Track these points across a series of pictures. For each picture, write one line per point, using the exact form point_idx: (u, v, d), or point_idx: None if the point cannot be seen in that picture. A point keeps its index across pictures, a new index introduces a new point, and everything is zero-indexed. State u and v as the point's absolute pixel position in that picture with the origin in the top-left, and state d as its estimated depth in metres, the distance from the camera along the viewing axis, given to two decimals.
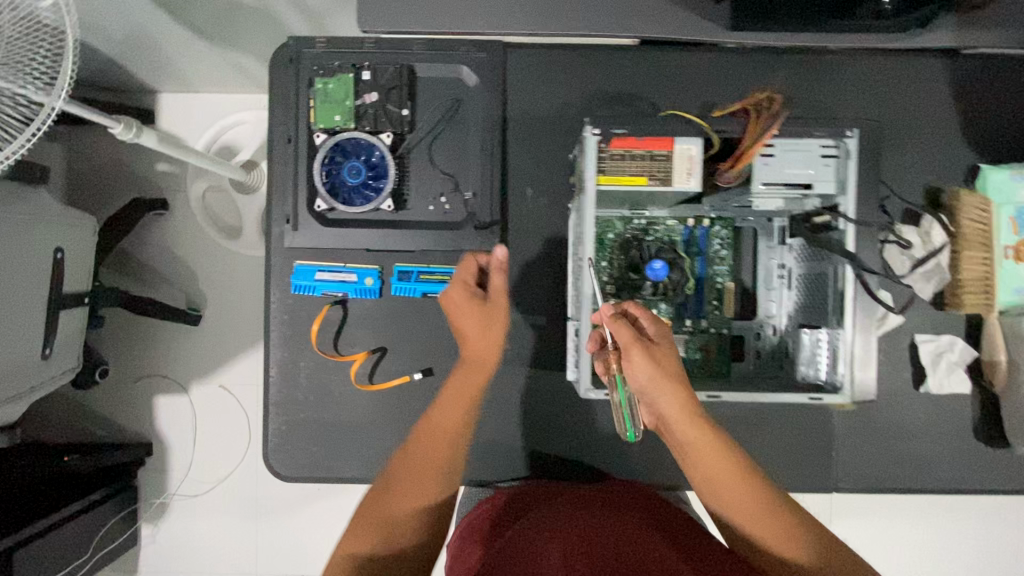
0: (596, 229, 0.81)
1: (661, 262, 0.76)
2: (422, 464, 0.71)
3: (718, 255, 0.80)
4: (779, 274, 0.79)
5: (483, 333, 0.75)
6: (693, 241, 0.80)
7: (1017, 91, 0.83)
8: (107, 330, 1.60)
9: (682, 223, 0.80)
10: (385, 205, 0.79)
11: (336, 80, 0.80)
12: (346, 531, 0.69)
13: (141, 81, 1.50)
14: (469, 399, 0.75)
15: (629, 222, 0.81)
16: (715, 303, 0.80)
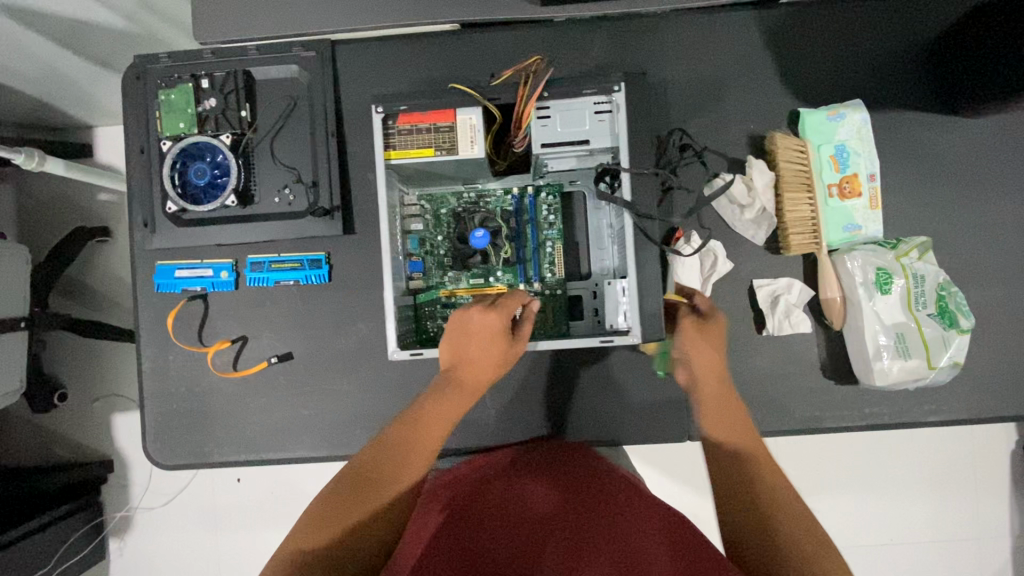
0: (432, 206, 0.85)
1: (482, 230, 0.80)
2: (428, 439, 0.71)
3: (547, 220, 0.84)
4: (608, 232, 0.82)
5: (488, 363, 0.75)
6: (522, 209, 0.84)
7: (829, 36, 0.85)
8: (62, 354, 1.68)
9: (509, 192, 0.84)
10: (229, 200, 0.84)
11: (178, 90, 0.86)
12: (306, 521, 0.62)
13: (74, 118, 1.59)
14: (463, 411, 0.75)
15: (461, 197, 0.85)
16: (549, 265, 0.83)
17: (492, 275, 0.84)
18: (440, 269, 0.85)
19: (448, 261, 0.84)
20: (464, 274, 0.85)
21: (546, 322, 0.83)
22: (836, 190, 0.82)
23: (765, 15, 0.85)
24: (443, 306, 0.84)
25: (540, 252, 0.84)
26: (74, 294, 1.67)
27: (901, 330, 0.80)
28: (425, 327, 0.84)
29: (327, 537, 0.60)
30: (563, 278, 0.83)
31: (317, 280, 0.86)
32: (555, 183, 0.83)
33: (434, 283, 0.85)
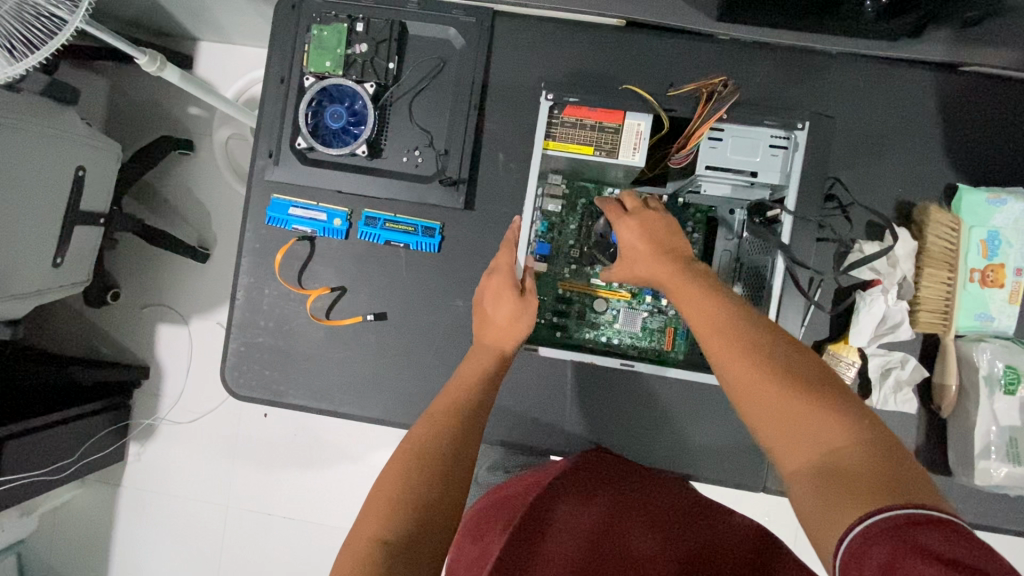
0: (571, 194, 0.83)
1: None
2: (463, 401, 0.69)
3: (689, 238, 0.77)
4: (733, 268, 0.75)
5: (512, 326, 0.74)
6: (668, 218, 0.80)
7: (1004, 115, 0.81)
8: (122, 256, 1.70)
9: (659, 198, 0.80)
10: (360, 150, 0.83)
11: (331, 28, 0.84)
12: (364, 515, 0.58)
13: (182, 27, 1.59)
14: (490, 374, 0.72)
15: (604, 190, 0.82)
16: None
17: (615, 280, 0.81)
18: (563, 258, 0.82)
19: (576, 253, 0.82)
20: (589, 269, 0.81)
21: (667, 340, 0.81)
22: (978, 275, 0.78)
23: (945, 79, 0.81)
24: (557, 298, 0.82)
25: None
26: (146, 199, 1.69)
27: (1015, 434, 0.76)
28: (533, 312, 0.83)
29: (404, 522, 0.56)
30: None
31: (427, 248, 0.85)
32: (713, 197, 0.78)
33: (554, 269, 0.82)
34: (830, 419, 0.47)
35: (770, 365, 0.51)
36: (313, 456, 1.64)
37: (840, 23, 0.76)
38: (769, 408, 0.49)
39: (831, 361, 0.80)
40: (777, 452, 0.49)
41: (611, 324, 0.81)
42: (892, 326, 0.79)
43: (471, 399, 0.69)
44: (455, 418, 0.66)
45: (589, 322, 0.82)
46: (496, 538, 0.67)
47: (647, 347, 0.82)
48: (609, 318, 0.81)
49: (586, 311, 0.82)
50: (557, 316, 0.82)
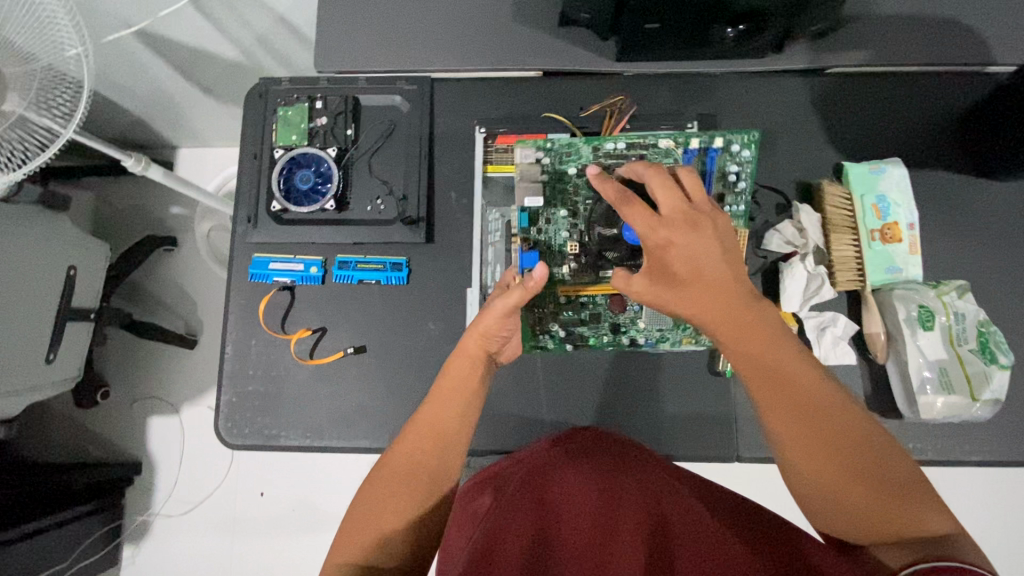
0: (559, 163, 0.90)
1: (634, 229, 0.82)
2: (451, 395, 0.79)
3: (730, 183, 0.89)
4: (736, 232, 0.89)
5: (495, 340, 0.79)
6: (699, 165, 0.89)
7: (868, 102, 0.96)
8: (112, 354, 1.75)
9: (681, 145, 0.89)
10: (328, 205, 0.94)
11: (295, 108, 0.98)
12: (366, 500, 0.73)
13: (163, 137, 1.76)
14: (470, 390, 0.79)
15: (597, 152, 0.90)
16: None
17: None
18: (564, 257, 0.89)
19: (572, 245, 0.89)
20: (593, 265, 0.89)
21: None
22: (878, 234, 0.89)
23: (811, 82, 0.97)
24: (565, 307, 0.90)
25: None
26: (134, 296, 1.77)
27: (944, 365, 0.83)
28: (542, 333, 0.92)
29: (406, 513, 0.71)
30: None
31: (396, 281, 0.95)
32: (748, 136, 0.88)
33: (556, 268, 0.89)
34: (893, 494, 0.61)
35: (841, 446, 0.63)
36: (313, 529, 1.61)
37: (713, 47, 0.92)
38: (842, 479, 0.62)
39: None
40: (841, 513, 0.63)
41: (634, 324, 0.91)
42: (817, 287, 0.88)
43: (450, 421, 0.77)
44: (445, 417, 0.78)
45: (609, 323, 0.91)
46: (482, 499, 0.78)
47: (681, 334, 0.90)
48: (632, 314, 0.90)
49: (605, 308, 0.90)
50: (571, 310, 0.90)
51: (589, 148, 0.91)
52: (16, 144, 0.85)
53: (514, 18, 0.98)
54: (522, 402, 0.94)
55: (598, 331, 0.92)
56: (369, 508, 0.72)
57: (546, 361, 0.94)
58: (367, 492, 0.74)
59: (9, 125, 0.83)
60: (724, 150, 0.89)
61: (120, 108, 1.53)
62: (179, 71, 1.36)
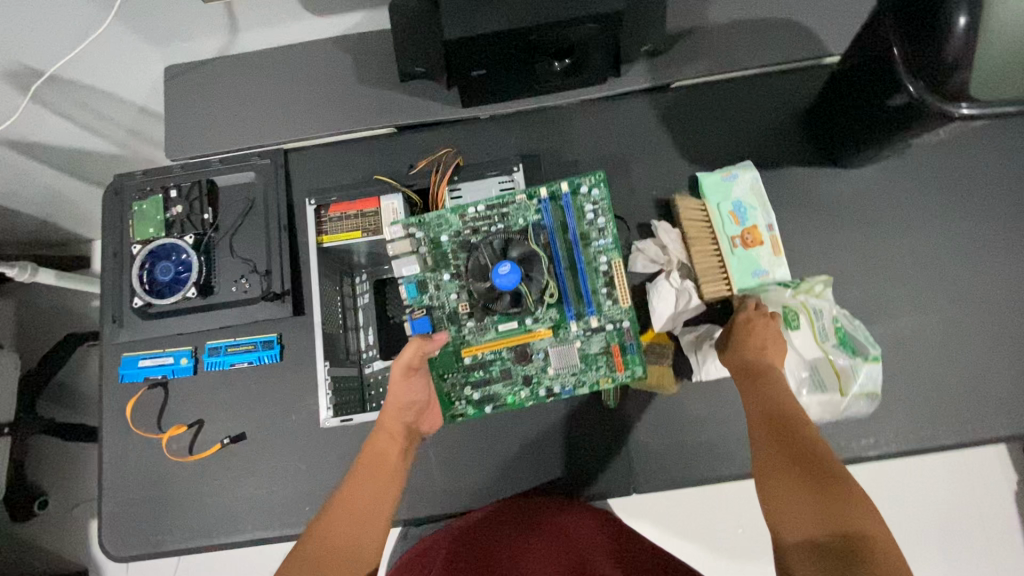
0: (433, 231, 0.86)
1: (507, 269, 0.76)
2: (388, 467, 0.74)
3: (595, 224, 0.85)
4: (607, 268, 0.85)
5: (410, 411, 0.79)
6: (558, 217, 0.86)
7: (713, 110, 0.97)
8: (46, 461, 1.70)
9: (534, 196, 0.86)
10: (190, 292, 0.92)
11: (149, 201, 0.97)
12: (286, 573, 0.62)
13: (72, 233, 1.74)
14: (393, 471, 0.73)
15: (463, 219, 0.86)
16: (607, 282, 0.85)
17: (529, 318, 0.84)
18: (459, 318, 0.85)
19: (463, 307, 0.85)
20: (489, 322, 0.85)
21: (614, 359, 0.84)
22: (739, 240, 0.89)
23: (656, 98, 0.98)
24: (471, 370, 0.85)
25: (594, 268, 0.85)
26: (62, 398, 1.73)
27: (811, 365, 0.81)
28: (455, 399, 0.85)
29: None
30: (629, 307, 0.84)
31: (269, 360, 0.92)
32: (594, 176, 0.86)
33: (455, 334, 0.85)
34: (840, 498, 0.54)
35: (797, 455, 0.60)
36: None
37: (547, 83, 0.93)
38: (785, 484, 0.58)
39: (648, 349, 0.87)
40: (784, 519, 0.55)
41: (546, 372, 0.85)
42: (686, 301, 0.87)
43: (372, 501, 0.70)
44: (382, 495, 0.71)
45: (521, 377, 0.85)
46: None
47: (595, 374, 0.84)
48: (541, 363, 0.85)
49: (512, 363, 0.85)
50: (479, 374, 0.85)
51: (456, 217, 0.87)
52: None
53: (356, 79, 0.99)
54: (415, 464, 0.91)
55: (514, 388, 0.86)
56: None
57: None
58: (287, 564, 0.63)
59: None
60: (575, 194, 0.86)
61: (16, 213, 1.52)
62: (64, 171, 1.37)
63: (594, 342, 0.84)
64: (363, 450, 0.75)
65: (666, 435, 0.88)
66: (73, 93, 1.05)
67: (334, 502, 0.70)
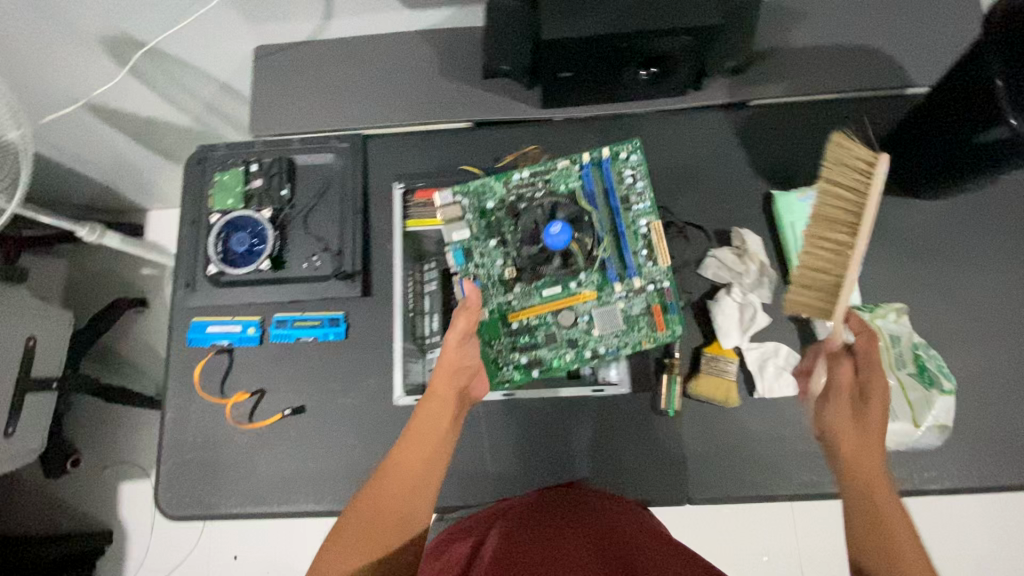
0: (479, 198, 0.91)
1: (558, 227, 0.81)
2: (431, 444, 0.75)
3: (633, 189, 0.90)
4: (645, 230, 0.88)
5: (462, 372, 0.81)
6: (599, 181, 0.90)
7: (792, 130, 0.97)
8: (83, 421, 1.74)
9: (576, 162, 0.91)
10: (264, 265, 0.95)
11: (230, 172, 1.00)
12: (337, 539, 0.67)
13: (130, 201, 1.79)
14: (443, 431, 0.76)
15: (508, 186, 0.91)
16: (647, 245, 0.88)
17: (574, 281, 0.87)
18: (505, 283, 0.88)
19: (509, 272, 0.88)
20: (534, 286, 0.87)
21: (656, 319, 0.86)
22: None
23: (735, 113, 0.98)
24: (517, 332, 0.87)
25: (634, 231, 0.88)
26: (105, 360, 1.77)
27: (885, 393, 0.79)
28: (503, 365, 0.88)
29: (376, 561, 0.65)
30: (668, 268, 0.87)
31: (334, 337, 0.94)
32: (632, 143, 0.91)
33: (500, 295, 0.88)
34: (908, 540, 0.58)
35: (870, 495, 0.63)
36: None
37: (631, 89, 0.94)
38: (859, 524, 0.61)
39: (712, 362, 0.88)
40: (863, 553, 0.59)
41: (591, 334, 0.86)
42: (752, 317, 0.88)
43: (423, 459, 0.73)
44: (422, 468, 0.73)
45: (565, 340, 0.87)
46: (460, 546, 0.79)
47: (637, 334, 0.86)
48: (585, 326, 0.86)
49: (557, 326, 0.87)
50: (524, 338, 0.87)
51: (500, 185, 0.92)
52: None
53: (440, 72, 1.01)
54: (469, 454, 0.92)
55: (559, 350, 0.87)
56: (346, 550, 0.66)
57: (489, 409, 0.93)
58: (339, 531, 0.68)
59: None
60: (614, 160, 0.91)
61: (82, 176, 1.57)
62: (137, 139, 1.41)
63: (638, 302, 0.87)
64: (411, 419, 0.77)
65: (724, 449, 0.87)
66: (165, 64, 1.08)
67: (381, 471, 0.73)
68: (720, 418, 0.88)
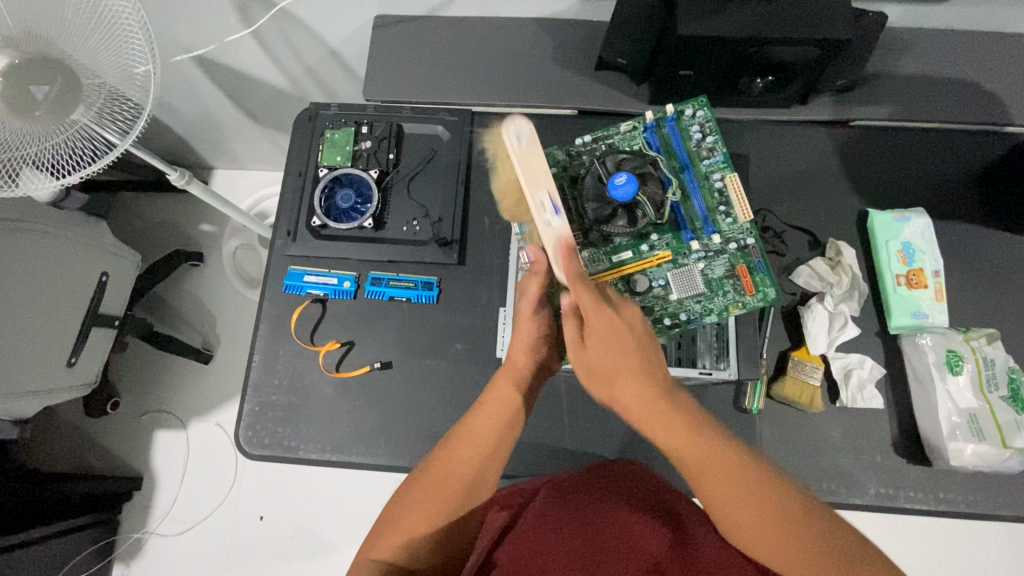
0: (536, 163, 0.86)
1: (625, 178, 0.75)
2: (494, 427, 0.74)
3: (705, 146, 0.85)
4: (721, 191, 0.84)
5: (541, 343, 0.80)
6: (665, 139, 0.86)
7: (890, 154, 1.00)
8: (126, 365, 1.75)
9: (639, 123, 0.86)
10: (366, 223, 0.97)
11: (341, 131, 1.03)
12: (401, 511, 0.69)
13: (200, 158, 1.82)
14: (515, 405, 0.75)
15: (569, 152, 0.87)
16: (723, 202, 0.84)
17: (646, 245, 0.82)
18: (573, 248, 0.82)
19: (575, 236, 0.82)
20: (602, 253, 0.82)
21: (744, 282, 0.81)
22: (903, 280, 0.92)
23: (837, 132, 1.01)
24: None
25: (708, 188, 0.84)
26: (155, 308, 1.79)
27: (974, 412, 0.86)
28: None
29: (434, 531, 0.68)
30: (749, 225, 0.82)
31: (427, 300, 0.97)
32: (699, 101, 0.87)
33: None
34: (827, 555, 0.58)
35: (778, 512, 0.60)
36: (308, 556, 1.57)
37: (744, 96, 0.96)
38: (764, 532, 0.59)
39: (798, 366, 0.89)
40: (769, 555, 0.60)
41: (666, 300, 0.83)
42: (842, 325, 0.90)
43: (493, 436, 0.73)
44: (487, 448, 0.72)
45: (639, 306, 0.83)
46: (498, 514, 0.81)
47: (723, 300, 0.82)
48: (661, 291, 0.83)
49: (630, 294, 0.82)
50: None
51: (561, 153, 0.87)
52: (67, 154, 0.80)
53: (554, 61, 1.03)
54: (545, 428, 0.94)
55: None
56: (412, 520, 0.68)
57: (570, 387, 0.95)
58: (401, 504, 0.70)
59: (65, 136, 0.79)
60: (681, 118, 0.87)
61: (165, 126, 1.61)
62: (228, 96, 1.43)
63: (710, 271, 0.82)
64: (486, 387, 0.76)
65: (801, 453, 0.89)
66: (285, 23, 1.12)
67: (451, 441, 0.73)
68: (799, 422, 0.89)
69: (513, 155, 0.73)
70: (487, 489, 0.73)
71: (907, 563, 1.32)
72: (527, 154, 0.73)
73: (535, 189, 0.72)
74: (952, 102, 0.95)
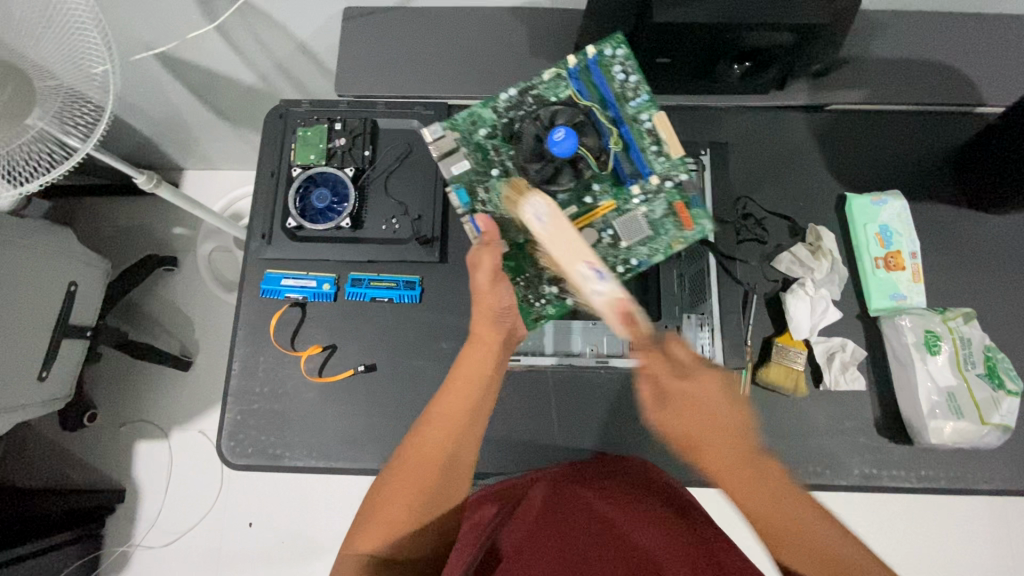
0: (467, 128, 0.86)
1: (563, 133, 0.77)
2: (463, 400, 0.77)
3: (627, 87, 0.86)
4: (648, 130, 0.86)
5: (504, 316, 0.81)
6: (588, 81, 0.87)
7: (865, 138, 1.01)
8: (102, 376, 1.70)
9: (562, 69, 0.86)
10: (344, 222, 0.96)
11: (314, 128, 1.00)
12: (381, 498, 0.72)
13: (169, 158, 1.76)
14: (483, 378, 0.79)
15: (496, 111, 0.86)
16: (654, 141, 0.86)
17: (588, 197, 0.84)
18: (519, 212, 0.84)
19: None
20: None
21: (680, 217, 0.85)
22: (882, 262, 0.93)
23: (814, 117, 1.01)
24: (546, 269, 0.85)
25: (636, 128, 0.86)
26: (130, 316, 1.74)
27: (953, 390, 0.87)
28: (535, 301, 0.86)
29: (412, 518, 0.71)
30: (680, 159, 0.85)
31: (409, 300, 0.95)
32: (615, 39, 0.86)
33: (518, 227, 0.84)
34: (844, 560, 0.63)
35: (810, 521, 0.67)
36: (300, 561, 1.55)
37: (721, 83, 0.95)
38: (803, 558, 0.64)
39: (783, 352, 0.90)
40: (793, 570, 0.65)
41: (617, 248, 0.85)
42: (823, 309, 0.91)
43: (464, 411, 0.77)
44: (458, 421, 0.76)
45: None
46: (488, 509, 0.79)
47: (665, 236, 0.85)
48: (611, 240, 0.84)
49: None
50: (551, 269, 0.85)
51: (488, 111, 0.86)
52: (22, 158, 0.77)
53: (530, 51, 1.01)
54: (534, 424, 0.93)
55: None
56: (388, 508, 0.71)
57: (557, 381, 0.94)
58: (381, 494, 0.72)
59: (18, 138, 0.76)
60: (602, 59, 0.87)
61: (130, 127, 1.54)
62: (194, 93, 1.38)
63: (646, 212, 0.84)
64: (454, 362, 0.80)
65: (787, 437, 0.90)
66: (249, 15, 1.07)
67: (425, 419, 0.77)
68: (784, 407, 0.90)
69: (541, 234, 0.74)
70: (456, 466, 0.75)
71: (888, 536, 1.36)
72: (553, 232, 0.73)
73: (574, 263, 0.71)
74: (925, 83, 0.96)
